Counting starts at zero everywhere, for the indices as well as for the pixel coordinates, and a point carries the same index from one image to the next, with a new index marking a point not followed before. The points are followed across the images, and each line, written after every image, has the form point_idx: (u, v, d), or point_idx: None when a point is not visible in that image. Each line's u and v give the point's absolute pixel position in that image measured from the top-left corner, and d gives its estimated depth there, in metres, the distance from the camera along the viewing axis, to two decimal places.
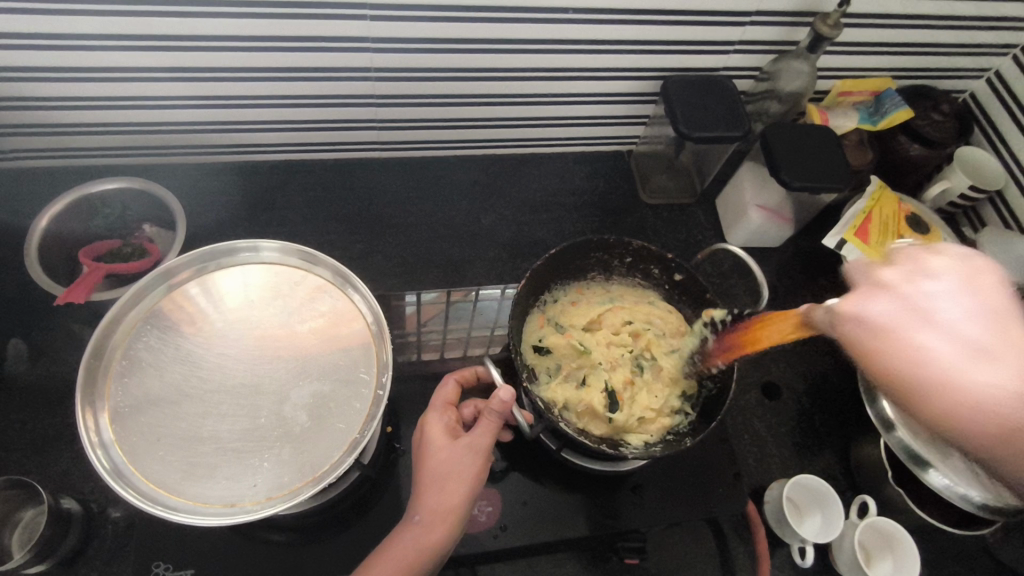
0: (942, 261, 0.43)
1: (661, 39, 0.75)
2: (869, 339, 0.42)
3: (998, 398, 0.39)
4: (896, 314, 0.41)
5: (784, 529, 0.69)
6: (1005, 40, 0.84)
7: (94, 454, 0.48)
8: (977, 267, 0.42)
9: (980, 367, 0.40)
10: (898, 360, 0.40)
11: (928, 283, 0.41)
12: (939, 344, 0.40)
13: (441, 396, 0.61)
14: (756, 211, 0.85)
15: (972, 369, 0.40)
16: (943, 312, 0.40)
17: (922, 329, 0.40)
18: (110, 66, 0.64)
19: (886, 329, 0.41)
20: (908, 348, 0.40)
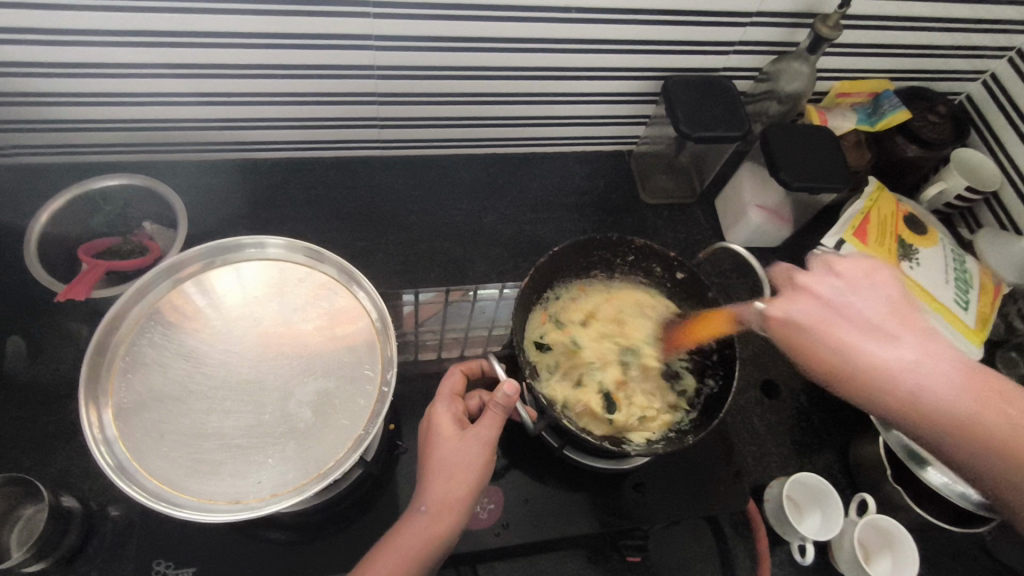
0: (848, 263, 0.50)
1: (663, 39, 0.75)
2: (799, 335, 0.48)
3: (925, 380, 0.44)
4: (814, 311, 0.48)
5: (784, 527, 0.70)
6: (1001, 43, 0.85)
7: (97, 450, 0.48)
8: (874, 265, 0.50)
9: (890, 349, 0.45)
10: (827, 348, 0.46)
11: (832, 283, 0.49)
12: (857, 334, 0.46)
13: (447, 387, 0.62)
14: (756, 211, 0.85)
15: (887, 353, 0.45)
16: (851, 307, 0.48)
17: (838, 323, 0.47)
18: (111, 61, 0.64)
19: (810, 325, 0.47)
20: (831, 338, 0.46)
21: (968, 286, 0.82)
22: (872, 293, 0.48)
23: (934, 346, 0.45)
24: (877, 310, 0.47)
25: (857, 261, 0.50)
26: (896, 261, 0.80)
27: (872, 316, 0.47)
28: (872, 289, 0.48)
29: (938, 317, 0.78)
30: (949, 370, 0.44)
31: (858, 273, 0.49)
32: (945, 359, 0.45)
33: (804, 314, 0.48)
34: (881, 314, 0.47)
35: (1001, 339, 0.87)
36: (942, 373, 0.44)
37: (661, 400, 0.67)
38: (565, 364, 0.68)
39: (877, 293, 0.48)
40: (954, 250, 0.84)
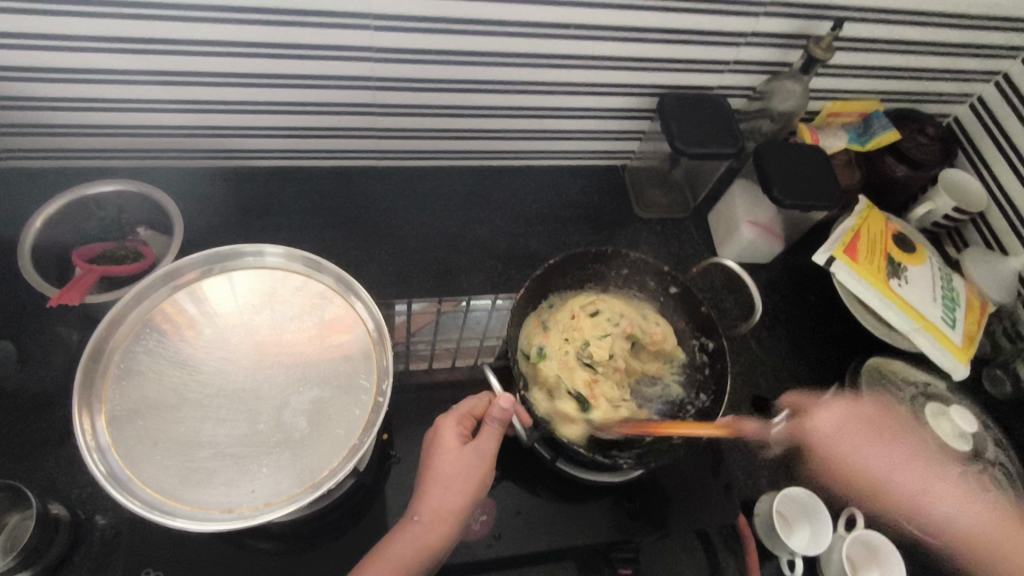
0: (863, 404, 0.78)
1: (660, 57, 0.76)
2: (828, 454, 0.77)
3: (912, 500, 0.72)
4: (823, 444, 0.76)
5: (773, 542, 0.70)
6: (988, 67, 0.86)
7: (91, 458, 0.48)
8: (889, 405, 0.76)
9: (934, 505, 0.71)
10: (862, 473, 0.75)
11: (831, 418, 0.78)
12: (888, 474, 0.73)
13: (464, 405, 0.61)
14: (748, 227, 0.86)
15: (931, 502, 0.71)
16: (892, 456, 0.73)
17: (855, 453, 0.75)
18: (114, 69, 0.64)
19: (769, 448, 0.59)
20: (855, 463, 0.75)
21: (954, 303, 0.83)
22: (860, 441, 0.75)
23: (967, 501, 0.71)
24: (906, 451, 0.73)
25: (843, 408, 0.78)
26: (885, 279, 0.82)
27: (873, 461, 0.74)
28: (881, 444, 0.74)
29: (925, 335, 0.79)
30: (963, 506, 0.71)
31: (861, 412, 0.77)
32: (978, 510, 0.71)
33: (823, 441, 0.77)
34: (908, 464, 0.72)
35: (986, 356, 0.90)
36: (951, 500, 0.71)
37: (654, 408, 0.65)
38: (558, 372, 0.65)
39: (872, 446, 0.74)
40: (942, 268, 0.86)
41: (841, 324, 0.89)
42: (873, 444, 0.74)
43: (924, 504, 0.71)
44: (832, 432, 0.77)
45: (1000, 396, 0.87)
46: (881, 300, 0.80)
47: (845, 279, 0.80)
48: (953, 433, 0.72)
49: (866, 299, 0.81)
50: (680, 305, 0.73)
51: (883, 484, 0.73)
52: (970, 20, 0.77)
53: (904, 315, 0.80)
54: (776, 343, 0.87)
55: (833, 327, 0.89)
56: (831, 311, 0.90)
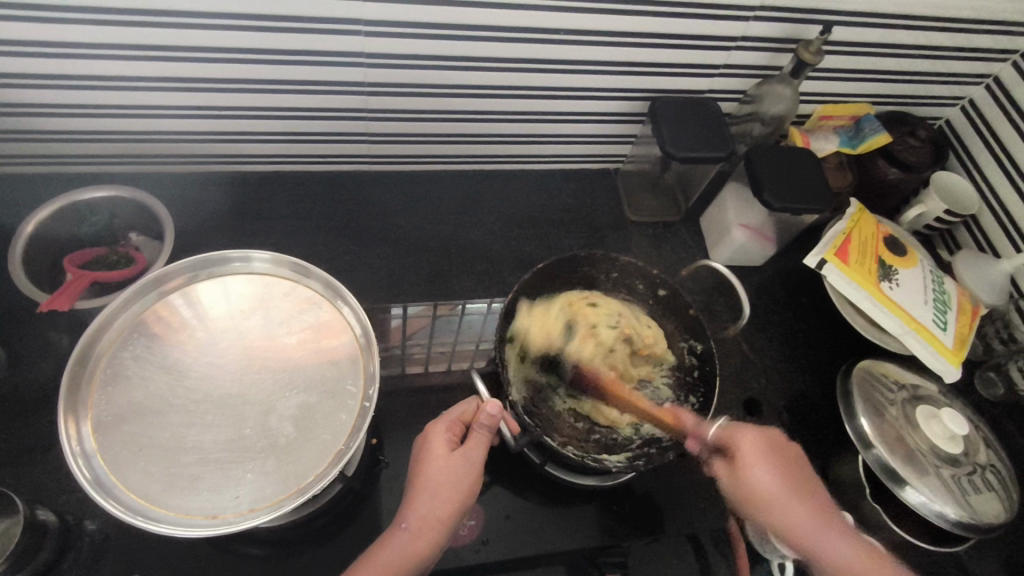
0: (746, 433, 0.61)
1: (650, 61, 0.77)
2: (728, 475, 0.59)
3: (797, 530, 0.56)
4: (762, 466, 0.58)
5: (765, 546, 0.67)
6: (979, 71, 0.87)
7: (76, 463, 0.48)
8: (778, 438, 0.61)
9: (821, 542, 0.55)
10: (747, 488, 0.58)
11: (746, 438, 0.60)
12: (778, 497, 0.57)
13: (454, 411, 0.61)
14: (739, 230, 0.87)
15: (813, 535, 0.56)
16: (784, 485, 0.57)
17: (764, 481, 0.57)
18: (107, 75, 0.64)
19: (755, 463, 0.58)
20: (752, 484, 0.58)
21: (946, 306, 0.83)
22: (766, 463, 0.58)
23: (858, 554, 0.55)
24: (793, 481, 0.58)
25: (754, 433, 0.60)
26: (877, 282, 0.82)
27: (767, 482, 0.57)
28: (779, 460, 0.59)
29: (916, 338, 0.79)
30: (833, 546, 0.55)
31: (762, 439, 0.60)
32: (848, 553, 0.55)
33: (745, 454, 0.58)
34: (797, 497, 0.57)
35: (978, 359, 0.90)
36: (814, 535, 0.55)
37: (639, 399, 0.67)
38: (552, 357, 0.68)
39: (771, 468, 0.58)
40: (933, 270, 0.86)
41: (833, 327, 0.89)
42: (776, 471, 0.58)
43: (802, 537, 0.56)
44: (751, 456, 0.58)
45: (992, 397, 0.88)
46: (873, 302, 0.80)
47: (836, 281, 0.80)
48: (942, 437, 0.72)
49: (857, 302, 0.81)
50: (669, 309, 0.73)
51: (779, 507, 0.57)
52: (960, 24, 0.78)
53: (895, 317, 0.80)
54: (768, 346, 0.87)
55: (825, 329, 0.89)
56: (823, 313, 0.90)
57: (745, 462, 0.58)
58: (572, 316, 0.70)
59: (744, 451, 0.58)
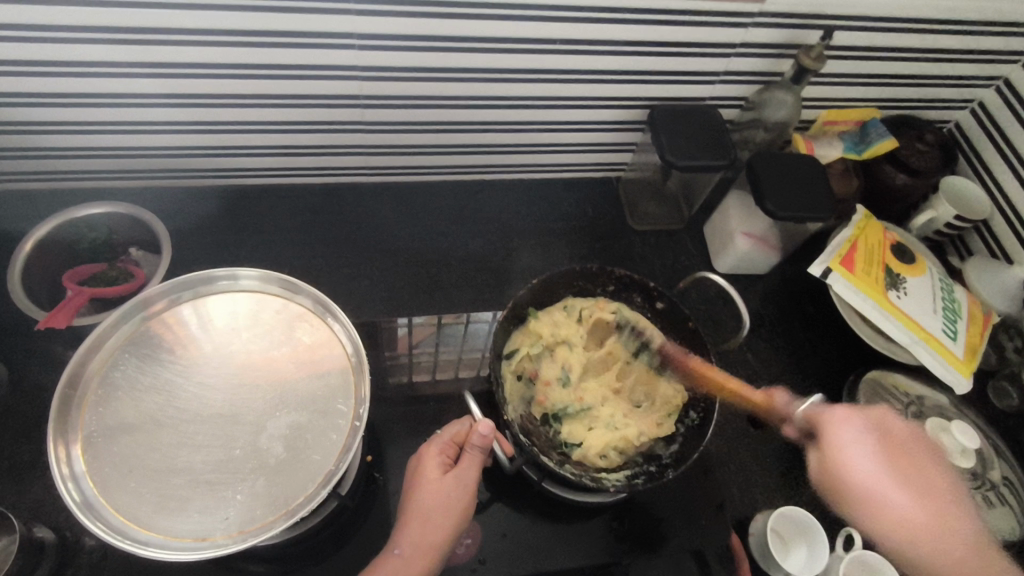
0: (852, 426, 0.59)
1: (649, 70, 0.76)
2: (837, 452, 0.57)
3: (912, 530, 0.55)
4: (854, 442, 0.58)
5: (768, 562, 0.67)
6: (988, 72, 0.84)
7: (64, 487, 0.48)
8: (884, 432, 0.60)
9: (925, 513, 0.56)
10: (857, 476, 0.56)
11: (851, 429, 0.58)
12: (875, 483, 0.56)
13: (448, 432, 0.60)
14: (742, 238, 0.85)
15: (920, 514, 0.55)
16: (899, 483, 0.57)
17: (882, 480, 0.57)
18: (98, 91, 0.64)
19: (846, 449, 0.57)
20: (859, 468, 0.57)
21: (956, 315, 0.81)
22: (873, 453, 0.58)
23: (959, 518, 0.56)
24: (896, 468, 0.58)
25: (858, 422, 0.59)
26: (884, 291, 0.80)
27: (864, 466, 0.57)
28: (894, 441, 0.59)
29: (925, 348, 0.78)
30: (935, 527, 0.55)
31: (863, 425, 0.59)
32: (965, 535, 0.55)
33: (846, 442, 0.58)
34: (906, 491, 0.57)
35: (992, 369, 0.87)
36: (916, 511, 0.56)
37: (626, 441, 0.64)
38: (540, 391, 0.66)
39: (874, 454, 0.58)
40: (942, 278, 0.84)
41: (841, 335, 0.87)
42: (883, 460, 0.58)
43: (910, 519, 0.55)
44: (850, 437, 0.58)
45: (1007, 409, 0.85)
46: (879, 313, 0.78)
47: (841, 291, 0.79)
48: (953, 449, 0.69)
49: (864, 311, 0.79)
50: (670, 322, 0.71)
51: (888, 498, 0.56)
52: (966, 25, 0.76)
53: (904, 329, 0.78)
54: (773, 357, 0.85)
55: (832, 339, 0.87)
56: (830, 322, 0.88)
57: (849, 458, 0.57)
58: (564, 343, 0.68)
59: (845, 442, 0.58)
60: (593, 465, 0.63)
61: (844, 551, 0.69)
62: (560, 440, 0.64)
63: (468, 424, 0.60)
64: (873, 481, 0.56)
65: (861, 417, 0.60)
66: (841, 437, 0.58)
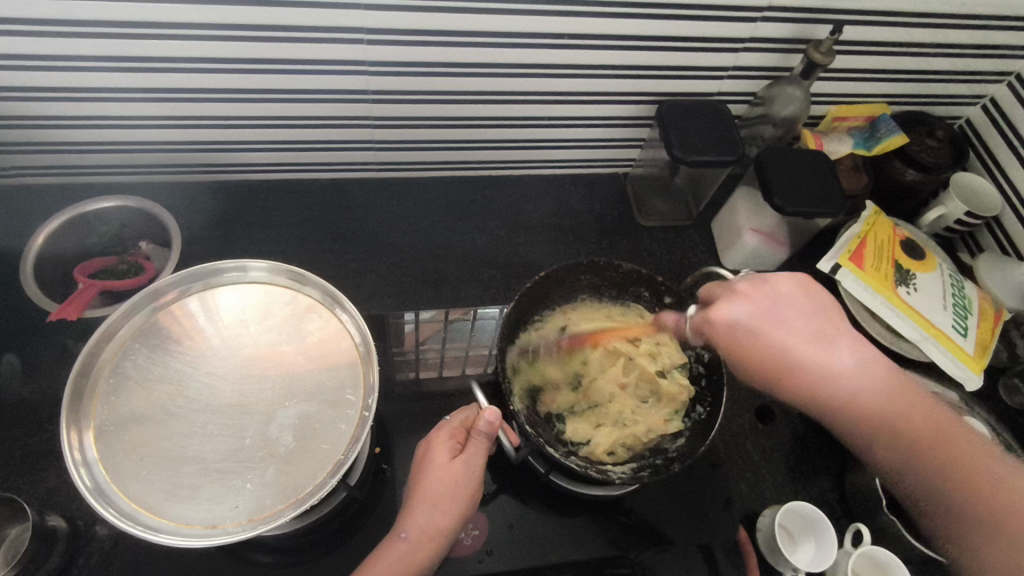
0: (736, 300, 0.54)
1: (657, 65, 0.76)
2: (738, 339, 0.54)
3: (833, 381, 0.53)
4: (754, 320, 0.54)
5: (775, 557, 0.67)
6: (1000, 67, 0.84)
7: (77, 472, 0.48)
8: (776, 287, 0.54)
9: (838, 361, 0.53)
10: (765, 353, 0.53)
11: (743, 308, 0.54)
12: (794, 355, 0.53)
13: (456, 421, 0.60)
14: (750, 235, 0.85)
15: (834, 365, 0.53)
16: (814, 343, 0.53)
17: (797, 347, 0.53)
18: (107, 85, 0.65)
19: (749, 331, 0.54)
20: (767, 345, 0.53)
21: (966, 311, 0.81)
22: (772, 323, 0.53)
23: (868, 358, 0.54)
24: (801, 329, 0.53)
25: (743, 296, 0.54)
26: (893, 286, 0.80)
27: (776, 342, 0.53)
28: (797, 300, 0.54)
29: (934, 344, 0.77)
30: (851, 368, 0.53)
31: (753, 291, 0.54)
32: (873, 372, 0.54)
33: (745, 325, 0.54)
34: (823, 351, 0.53)
35: (1002, 366, 0.86)
36: (829, 364, 0.53)
37: (633, 437, 0.64)
38: (548, 383, 0.68)
39: (772, 320, 0.53)
40: (953, 275, 0.83)
41: None
42: (786, 323, 0.53)
43: (824, 377, 0.53)
44: (741, 319, 0.54)
45: None
46: (889, 308, 0.78)
47: (850, 286, 0.79)
48: None
49: (872, 306, 0.79)
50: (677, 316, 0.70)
51: (813, 365, 0.53)
52: (977, 20, 0.75)
53: (914, 324, 0.78)
54: None
55: None
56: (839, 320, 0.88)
57: (755, 344, 0.53)
58: (570, 345, 0.70)
59: (741, 327, 0.54)
60: (600, 460, 0.63)
61: (852, 548, 0.68)
62: (567, 433, 0.65)
63: (474, 411, 0.61)
64: (784, 351, 0.53)
65: (748, 286, 0.55)
66: (735, 322, 0.54)
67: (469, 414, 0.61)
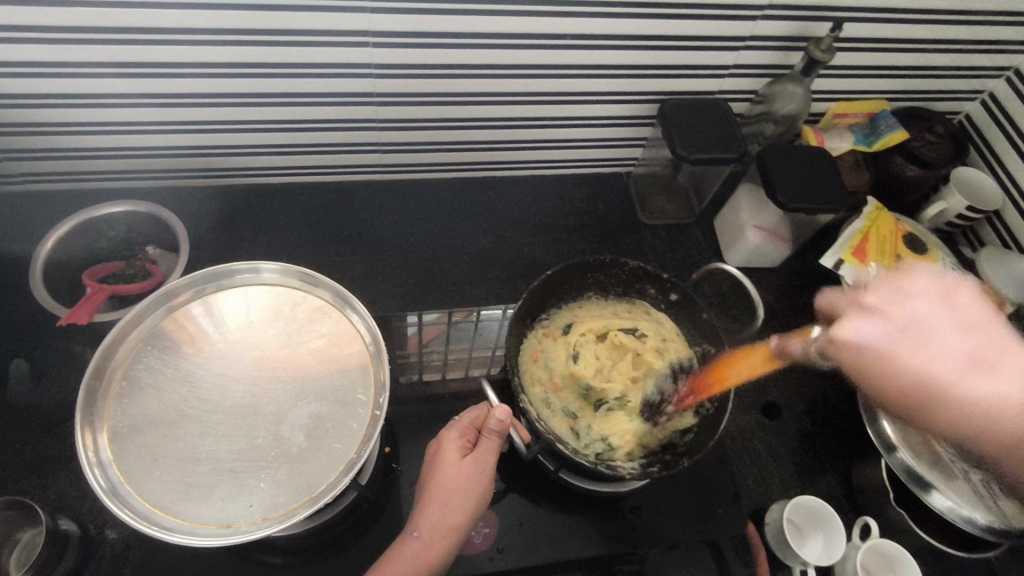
0: (874, 306, 0.50)
1: (659, 64, 0.76)
2: (870, 359, 0.50)
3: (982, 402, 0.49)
4: (889, 339, 0.49)
5: (785, 551, 0.67)
6: (998, 62, 0.84)
7: (91, 473, 0.49)
8: (919, 292, 0.49)
9: (974, 379, 0.49)
10: (894, 377, 0.49)
11: (876, 327, 0.50)
12: (938, 374, 0.48)
13: (467, 418, 0.61)
14: (753, 231, 0.86)
15: (969, 383, 0.49)
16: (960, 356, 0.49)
17: (943, 366, 0.49)
18: (114, 92, 0.65)
19: (881, 352, 0.49)
20: (901, 368, 0.49)
21: None
22: (918, 335, 0.48)
23: (1018, 372, 0.49)
24: (947, 343, 0.49)
25: (880, 304, 0.50)
26: None
27: (920, 361, 0.48)
28: (936, 309, 0.49)
29: None
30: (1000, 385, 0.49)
31: (893, 299, 0.50)
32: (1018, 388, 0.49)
33: (882, 346, 0.49)
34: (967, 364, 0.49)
35: None
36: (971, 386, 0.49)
37: (648, 437, 0.65)
38: (555, 380, 0.67)
39: (920, 333, 0.48)
40: (955, 269, 0.84)
41: None
42: (934, 336, 0.48)
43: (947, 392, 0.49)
44: (880, 334, 0.49)
45: None
46: None
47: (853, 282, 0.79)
48: None
49: None
50: (682, 312, 0.72)
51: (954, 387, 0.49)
52: (976, 15, 0.76)
53: None
54: None
55: None
56: None
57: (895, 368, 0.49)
58: (576, 343, 0.70)
59: (879, 346, 0.49)
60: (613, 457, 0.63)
61: (860, 540, 0.69)
62: (576, 430, 0.65)
63: (487, 409, 0.61)
64: (913, 373, 0.49)
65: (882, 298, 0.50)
66: (870, 341, 0.50)
67: (480, 412, 0.62)
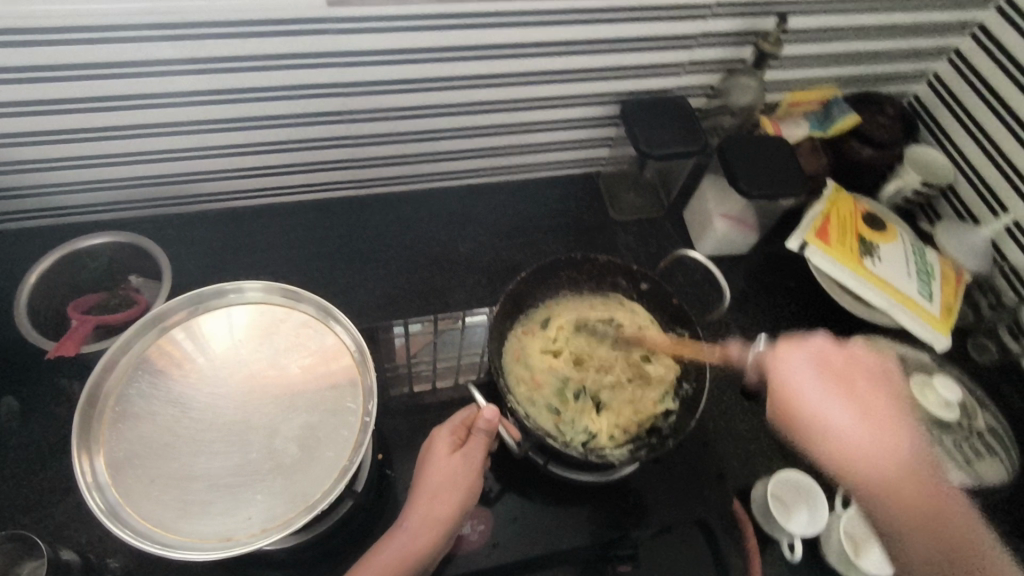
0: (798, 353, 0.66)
1: (618, 65, 0.79)
2: (800, 383, 0.64)
3: (839, 431, 0.61)
4: (802, 376, 0.64)
5: (772, 525, 0.70)
6: (939, 44, 0.89)
7: (90, 496, 0.50)
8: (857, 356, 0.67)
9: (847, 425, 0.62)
10: (815, 405, 0.63)
11: (803, 366, 0.65)
12: (823, 408, 0.63)
13: (455, 418, 0.63)
14: (720, 220, 0.89)
15: (833, 416, 0.62)
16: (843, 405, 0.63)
17: (833, 404, 0.63)
18: (89, 126, 0.67)
19: (802, 384, 0.64)
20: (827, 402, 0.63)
21: (929, 277, 0.85)
22: (816, 381, 0.64)
23: (872, 429, 0.62)
24: (850, 395, 0.64)
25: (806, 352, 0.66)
26: (859, 259, 0.83)
27: (822, 398, 0.63)
28: (814, 371, 0.65)
29: (904, 311, 0.81)
30: (865, 436, 0.61)
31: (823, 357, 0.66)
32: (898, 451, 0.61)
33: (799, 377, 0.64)
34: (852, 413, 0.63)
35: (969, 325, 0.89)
36: (863, 433, 0.62)
37: (627, 420, 0.67)
38: (537, 377, 0.69)
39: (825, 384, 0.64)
40: (914, 244, 0.88)
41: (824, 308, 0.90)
42: (821, 384, 0.64)
43: (852, 436, 0.61)
44: (803, 371, 0.65)
45: (987, 362, 0.88)
46: (858, 280, 0.82)
47: (818, 262, 0.82)
48: (938, 403, 0.72)
49: (842, 280, 0.82)
50: (653, 302, 0.75)
51: (835, 418, 0.62)
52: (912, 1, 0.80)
53: (883, 293, 0.81)
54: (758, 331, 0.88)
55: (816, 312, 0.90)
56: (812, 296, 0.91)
57: (810, 391, 0.64)
58: (554, 343, 0.72)
59: (798, 374, 0.65)
60: (598, 444, 0.65)
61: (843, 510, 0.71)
62: (559, 423, 0.66)
63: (475, 408, 0.64)
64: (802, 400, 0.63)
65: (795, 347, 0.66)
66: (794, 373, 0.65)
67: (469, 412, 0.64)
